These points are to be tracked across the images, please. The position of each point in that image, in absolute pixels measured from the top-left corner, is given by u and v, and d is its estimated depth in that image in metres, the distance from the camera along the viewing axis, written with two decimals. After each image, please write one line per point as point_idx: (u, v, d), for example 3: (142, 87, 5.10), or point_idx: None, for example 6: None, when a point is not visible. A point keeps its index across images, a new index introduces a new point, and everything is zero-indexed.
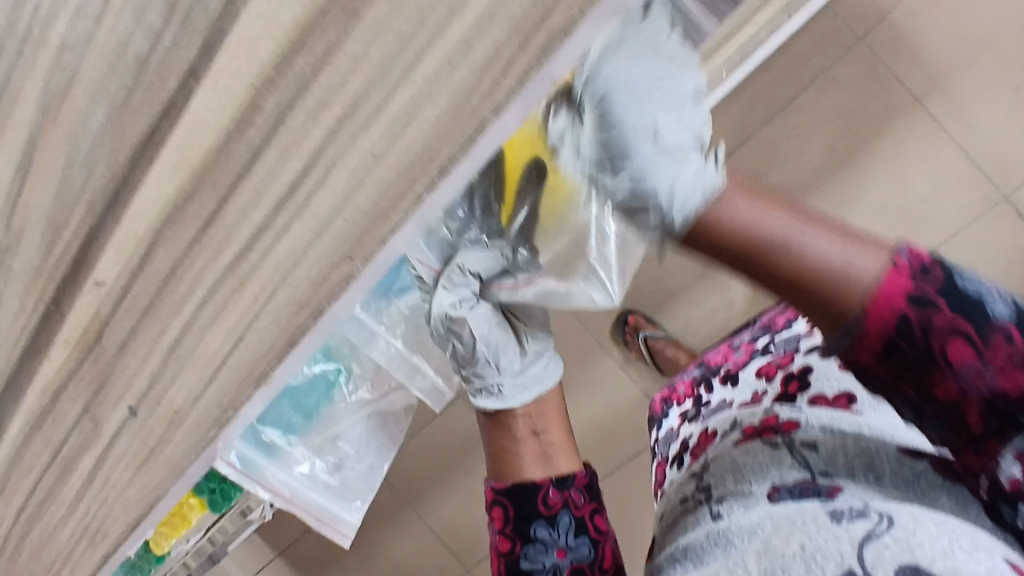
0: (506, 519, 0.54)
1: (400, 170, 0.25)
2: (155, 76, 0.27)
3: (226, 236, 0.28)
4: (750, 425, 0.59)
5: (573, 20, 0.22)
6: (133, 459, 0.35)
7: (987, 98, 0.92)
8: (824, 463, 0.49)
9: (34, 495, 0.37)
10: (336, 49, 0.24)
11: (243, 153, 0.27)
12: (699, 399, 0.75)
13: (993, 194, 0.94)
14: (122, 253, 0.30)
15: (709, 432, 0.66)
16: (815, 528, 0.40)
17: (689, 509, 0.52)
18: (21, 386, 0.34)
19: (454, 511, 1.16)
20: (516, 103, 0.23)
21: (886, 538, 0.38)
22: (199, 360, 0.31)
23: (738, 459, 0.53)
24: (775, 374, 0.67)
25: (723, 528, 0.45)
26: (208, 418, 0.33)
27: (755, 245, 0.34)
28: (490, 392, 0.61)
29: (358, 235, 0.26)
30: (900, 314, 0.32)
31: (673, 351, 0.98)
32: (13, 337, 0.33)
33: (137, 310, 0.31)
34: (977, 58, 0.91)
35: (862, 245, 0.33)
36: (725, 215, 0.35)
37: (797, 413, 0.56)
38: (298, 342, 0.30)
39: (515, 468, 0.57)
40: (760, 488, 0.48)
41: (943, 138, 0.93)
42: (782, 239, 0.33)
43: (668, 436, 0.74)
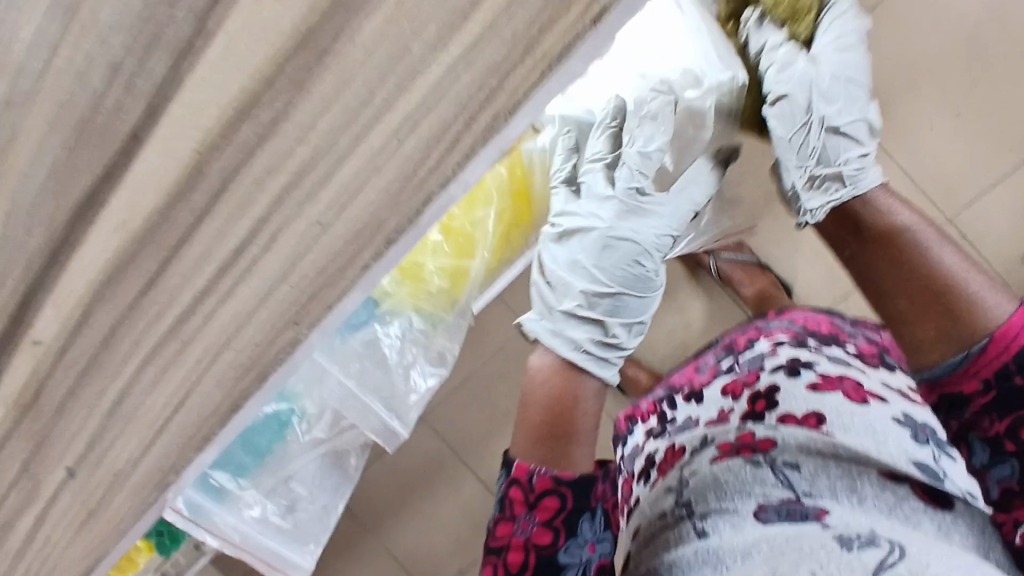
0: (559, 508, 0.54)
1: (348, 239, 0.25)
2: (96, 136, 0.26)
3: (170, 298, 0.28)
4: (726, 442, 0.60)
5: (518, 101, 0.22)
6: (73, 520, 0.34)
7: (930, 123, 0.96)
8: (807, 483, 0.51)
9: None
10: (282, 118, 0.24)
11: (187, 217, 0.26)
12: (664, 416, 0.76)
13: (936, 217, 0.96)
14: (61, 313, 0.29)
15: (677, 449, 0.66)
16: (826, 555, 0.42)
17: (671, 524, 0.53)
18: None
19: (414, 538, 1.13)
20: (465, 173, 0.23)
21: (899, 569, 0.41)
22: (142, 420, 0.31)
23: (719, 476, 0.54)
24: (741, 392, 0.68)
25: (713, 548, 0.46)
26: (152, 478, 0.32)
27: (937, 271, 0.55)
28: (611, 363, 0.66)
29: (305, 300, 0.26)
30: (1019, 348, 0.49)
31: (634, 371, 1.00)
32: None
33: (77, 369, 0.30)
34: (916, 85, 0.95)
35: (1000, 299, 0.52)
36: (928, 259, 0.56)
37: (772, 431, 0.58)
38: (245, 403, 0.29)
39: (567, 450, 0.57)
40: (745, 507, 0.50)
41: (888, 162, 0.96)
42: (953, 281, 0.54)
43: (632, 452, 0.75)
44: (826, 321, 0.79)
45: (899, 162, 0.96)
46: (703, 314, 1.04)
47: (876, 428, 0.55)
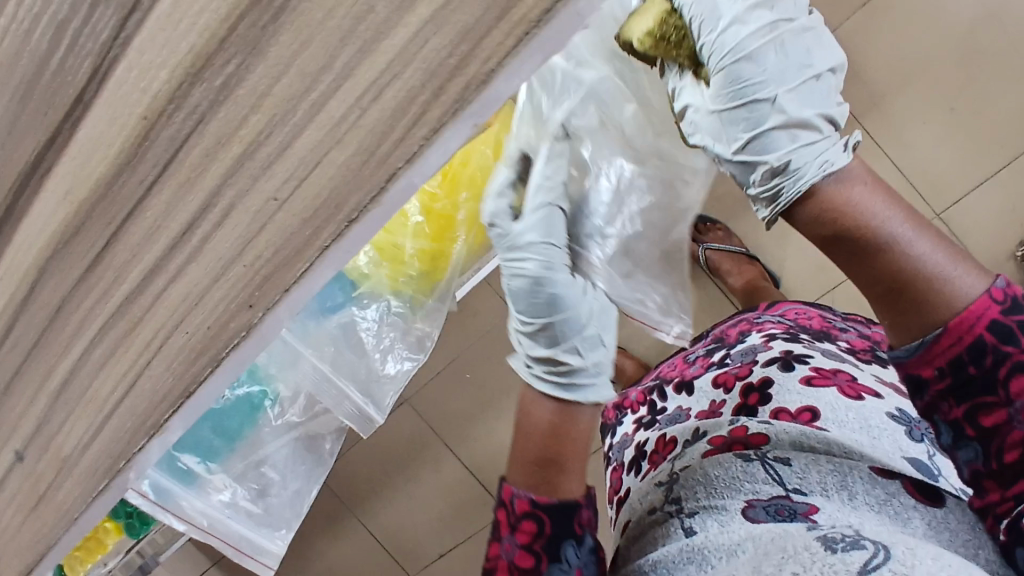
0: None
1: (305, 217, 0.23)
2: (40, 99, 0.25)
3: (116, 276, 0.26)
4: (719, 436, 0.60)
5: (490, 70, 0.20)
6: (22, 505, 0.33)
7: (922, 118, 0.92)
8: (798, 479, 0.50)
9: None
10: (236, 83, 0.22)
11: (134, 188, 0.24)
12: (654, 407, 0.76)
13: (926, 212, 0.94)
14: (4, 288, 0.28)
15: (667, 441, 0.67)
16: (810, 558, 0.39)
17: (660, 521, 0.54)
18: None
19: (393, 519, 1.13)
20: (428, 152, 0.21)
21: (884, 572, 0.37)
22: (89, 405, 0.29)
23: (709, 471, 0.54)
24: (733, 384, 0.67)
25: (698, 546, 0.46)
26: (99, 467, 0.30)
27: (874, 234, 0.39)
28: None
29: (259, 282, 0.24)
30: (978, 336, 0.37)
31: (620, 359, 1.00)
32: None
33: (21, 349, 0.29)
34: (914, 79, 0.91)
35: (966, 269, 0.38)
36: (844, 207, 0.40)
37: (766, 425, 0.57)
38: (195, 392, 0.28)
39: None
40: (733, 504, 0.50)
41: (881, 157, 0.93)
42: (888, 241, 0.38)
43: (622, 441, 0.75)
44: (817, 315, 0.78)
45: (891, 159, 0.93)
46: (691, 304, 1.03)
47: (871, 422, 0.55)
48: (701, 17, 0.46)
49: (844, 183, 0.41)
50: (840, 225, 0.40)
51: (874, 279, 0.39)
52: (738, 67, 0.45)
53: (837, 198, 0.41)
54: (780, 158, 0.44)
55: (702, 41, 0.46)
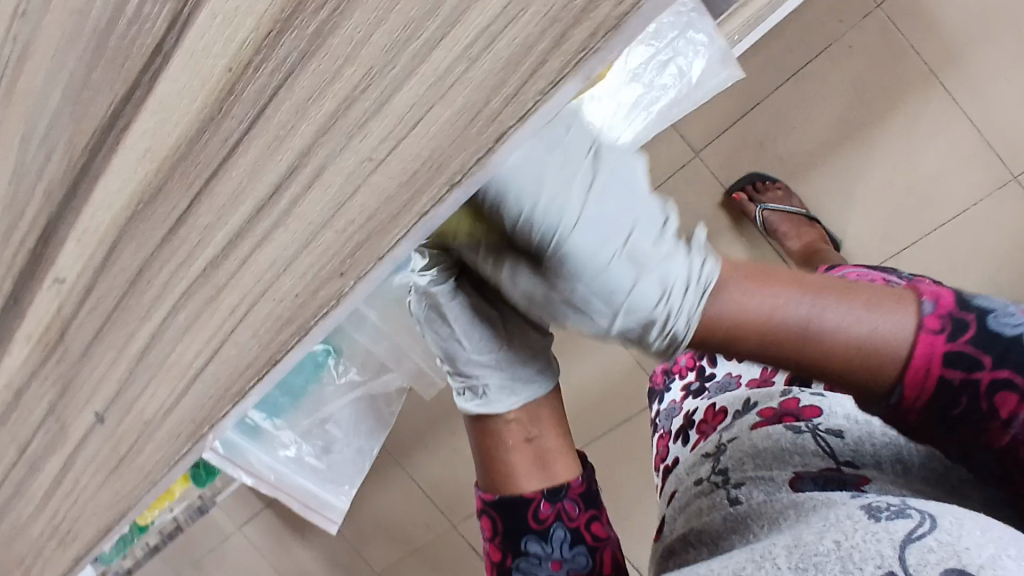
0: (495, 530, 0.51)
1: (403, 180, 0.21)
2: (116, 50, 0.23)
3: (201, 239, 0.25)
4: (768, 409, 0.57)
5: (622, 14, 0.17)
6: (104, 463, 0.33)
7: (1006, 74, 0.83)
8: (851, 452, 0.48)
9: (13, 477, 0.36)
10: (329, 32, 0.20)
11: (218, 147, 0.23)
12: (703, 372, 0.74)
13: (1001, 172, 0.85)
14: (83, 249, 0.27)
15: (718, 410, 0.65)
16: (852, 526, 0.37)
17: (706, 491, 0.52)
18: None
19: (440, 471, 1.14)
20: (545, 107, 0.19)
21: (929, 540, 0.34)
22: (171, 369, 0.28)
23: (757, 443, 0.52)
24: None
25: (743, 515, 0.46)
26: (182, 432, 0.30)
27: (778, 334, 0.30)
28: (475, 393, 0.52)
29: (352, 249, 0.23)
30: (941, 378, 0.31)
31: None
32: None
33: (101, 311, 0.28)
34: (995, 32, 0.82)
35: (883, 310, 0.31)
36: (730, 314, 0.30)
37: (819, 398, 0.54)
38: (281, 359, 0.26)
39: (505, 475, 0.52)
40: (781, 475, 0.48)
41: (957, 113, 0.84)
42: (799, 327, 0.30)
43: (669, 409, 0.74)
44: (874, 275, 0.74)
45: (968, 114, 0.84)
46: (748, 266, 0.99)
47: None
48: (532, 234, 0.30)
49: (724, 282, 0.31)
50: (732, 341, 0.31)
51: (805, 367, 0.31)
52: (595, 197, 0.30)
53: (715, 312, 0.30)
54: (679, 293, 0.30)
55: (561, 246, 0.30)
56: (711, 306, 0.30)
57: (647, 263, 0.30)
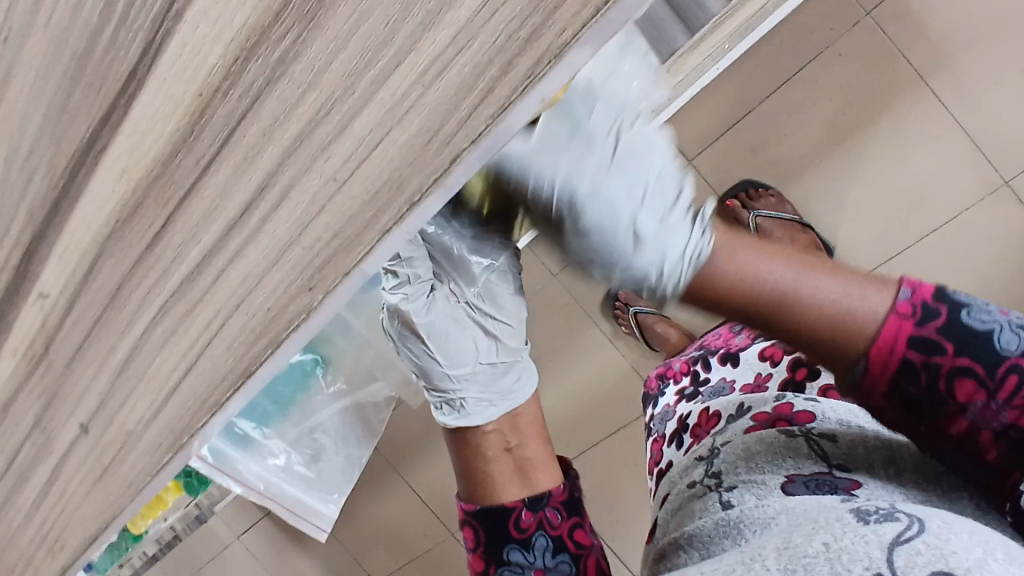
0: (477, 539, 0.52)
1: (366, 199, 0.22)
2: (93, 76, 0.24)
3: (176, 255, 0.26)
4: (762, 412, 0.58)
5: (564, 43, 0.18)
6: (89, 473, 0.34)
7: (995, 78, 0.84)
8: (842, 455, 0.49)
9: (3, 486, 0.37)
10: (292, 58, 0.21)
11: (190, 168, 0.24)
12: (697, 377, 0.76)
13: (993, 178, 0.85)
14: (65, 265, 0.28)
15: (712, 414, 0.66)
16: (842, 529, 0.37)
17: (699, 494, 0.53)
18: None
19: (436, 478, 1.15)
20: (499, 129, 0.20)
21: (917, 543, 0.35)
22: (151, 382, 0.29)
23: (751, 446, 0.54)
24: (781, 358, 0.68)
25: (735, 519, 0.46)
26: (163, 442, 0.30)
27: (764, 299, 0.33)
28: (452, 407, 0.59)
29: (319, 265, 0.23)
30: (902, 357, 0.34)
31: (664, 328, 0.98)
32: None
33: (83, 325, 0.29)
34: (982, 38, 0.83)
35: (865, 287, 0.34)
36: (730, 272, 0.32)
37: (813, 403, 0.56)
38: (256, 372, 0.26)
39: (485, 483, 0.54)
40: (773, 479, 0.49)
41: (946, 117, 0.85)
42: (783, 295, 0.33)
43: (664, 413, 0.75)
44: None
45: (957, 119, 0.85)
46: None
47: None
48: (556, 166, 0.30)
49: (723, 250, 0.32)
50: (721, 297, 0.33)
51: (781, 329, 0.34)
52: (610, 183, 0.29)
53: (710, 269, 0.32)
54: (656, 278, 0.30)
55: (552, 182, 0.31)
56: (704, 263, 0.32)
57: (652, 241, 0.30)
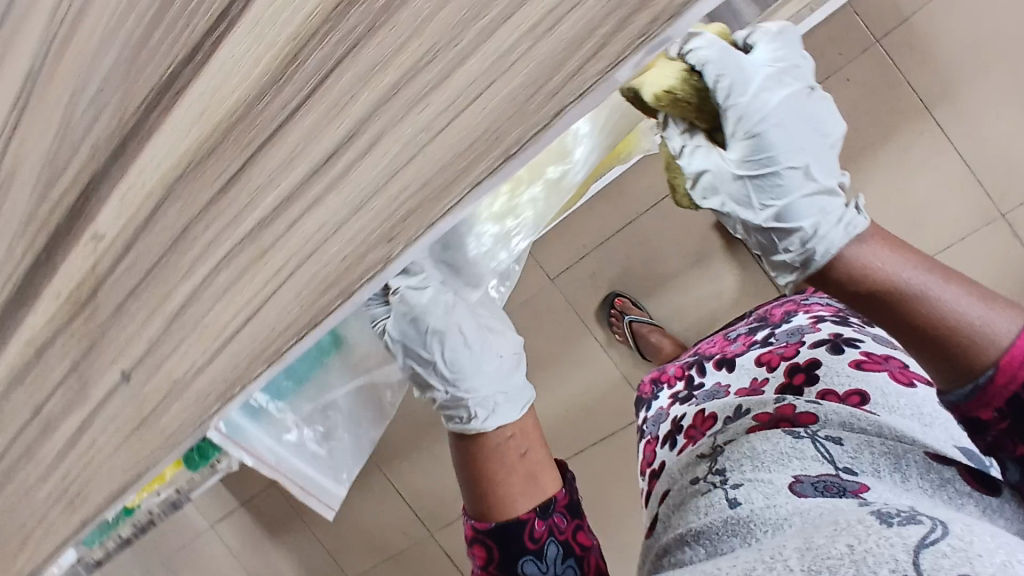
0: (489, 558, 0.50)
1: (459, 151, 0.22)
2: (181, 13, 0.24)
3: (251, 200, 0.26)
4: (764, 413, 0.60)
5: (680, 5, 0.19)
6: (126, 422, 0.33)
7: (996, 111, 0.86)
8: (849, 459, 0.50)
9: (29, 434, 0.36)
10: (397, 6, 0.21)
11: (276, 112, 0.24)
12: (692, 382, 0.76)
13: (990, 210, 0.89)
14: (127, 206, 0.28)
15: (706, 415, 0.67)
16: (864, 530, 0.37)
17: (703, 491, 0.53)
18: (17, 320, 0.33)
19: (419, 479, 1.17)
20: (601, 87, 0.20)
21: (941, 545, 0.35)
22: (206, 329, 0.29)
23: (756, 446, 0.54)
24: (777, 364, 0.68)
25: (744, 518, 0.47)
26: (212, 391, 0.30)
27: (895, 289, 0.39)
28: (478, 410, 0.54)
29: (401, 216, 0.24)
30: None
31: (657, 338, 1.00)
32: (11, 272, 0.32)
33: (140, 269, 0.29)
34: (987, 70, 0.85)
35: (1003, 308, 0.38)
36: (860, 265, 0.41)
37: (815, 405, 0.57)
38: (321, 322, 0.27)
39: (499, 497, 0.50)
40: (780, 479, 0.49)
41: (946, 148, 0.88)
42: (917, 291, 0.39)
43: (657, 416, 0.75)
44: None
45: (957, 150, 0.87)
46: (735, 286, 1.02)
47: (923, 410, 0.55)
48: (729, 77, 0.40)
49: (864, 243, 0.42)
50: (849, 285, 0.41)
51: (903, 328, 0.39)
52: (770, 134, 0.42)
53: (845, 255, 0.41)
54: (810, 232, 0.43)
55: (725, 108, 0.41)
56: (846, 248, 0.42)
57: (802, 205, 0.43)
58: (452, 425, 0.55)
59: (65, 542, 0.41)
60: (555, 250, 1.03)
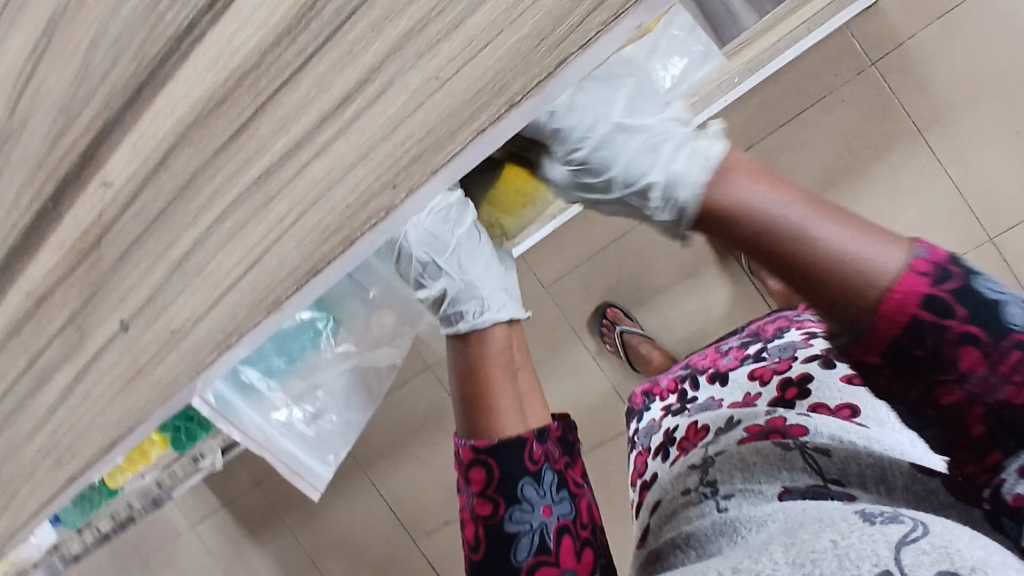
0: (488, 480, 0.47)
1: (465, 98, 0.23)
2: None
3: (259, 147, 0.26)
4: (755, 425, 0.58)
5: None
6: (121, 374, 0.34)
7: (986, 138, 0.88)
8: (837, 470, 0.48)
9: (23, 386, 0.37)
10: None
11: (290, 60, 0.25)
12: (685, 395, 0.77)
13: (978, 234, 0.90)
14: (137, 153, 0.29)
15: (699, 427, 0.67)
16: (847, 527, 0.37)
17: (693, 501, 0.52)
18: (18, 270, 0.34)
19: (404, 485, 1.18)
20: (604, 38, 0.21)
21: (922, 542, 0.35)
22: (208, 278, 0.29)
23: (746, 457, 0.53)
24: (770, 378, 0.68)
25: (731, 519, 0.47)
26: (210, 341, 0.31)
27: (787, 234, 0.35)
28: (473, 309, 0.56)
29: (407, 162, 0.25)
30: (912, 316, 0.34)
31: (647, 349, 1.00)
32: (15, 219, 0.33)
33: (146, 217, 0.30)
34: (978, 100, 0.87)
35: (881, 241, 0.35)
36: (736, 203, 0.35)
37: (805, 418, 0.55)
38: (324, 270, 0.27)
39: (492, 414, 0.49)
40: (770, 489, 0.49)
41: (936, 172, 0.89)
42: (795, 235, 0.35)
43: (648, 427, 0.77)
44: None
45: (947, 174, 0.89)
46: (725, 302, 1.04)
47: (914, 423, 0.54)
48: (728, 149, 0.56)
49: (729, 177, 0.36)
50: (746, 229, 0.35)
51: (801, 275, 0.35)
52: None
53: (719, 196, 0.35)
54: None
55: None
56: (709, 186, 0.36)
57: None
58: (462, 322, 0.55)
59: (50, 499, 0.41)
60: (547, 259, 1.04)
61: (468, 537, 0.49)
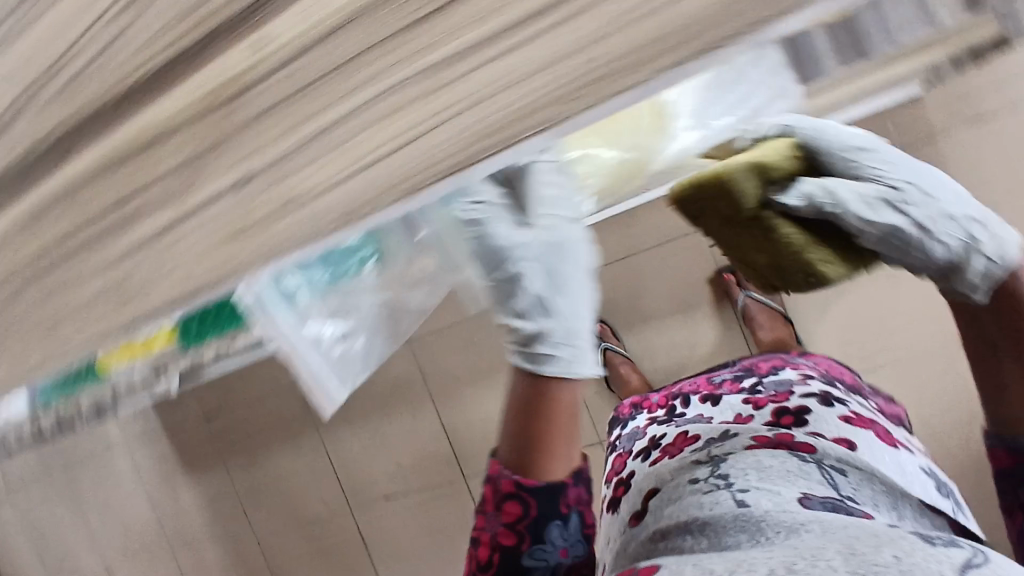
0: (523, 516, 0.62)
1: (659, 35, 0.25)
2: None
3: (441, 38, 0.28)
4: (761, 435, 0.62)
5: None
6: (218, 230, 0.34)
7: None
8: (850, 489, 0.55)
9: (104, 222, 0.36)
10: None
11: None
12: (674, 410, 0.81)
13: None
14: (309, 17, 0.30)
15: (687, 436, 0.70)
16: (911, 546, 0.41)
17: (705, 490, 0.56)
18: (141, 104, 0.34)
19: None
20: None
21: (984, 570, 0.39)
22: (348, 152, 0.30)
23: (762, 460, 0.58)
24: (764, 404, 0.72)
25: (755, 516, 0.50)
26: (329, 213, 0.31)
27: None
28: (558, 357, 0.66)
29: (584, 82, 0.26)
30: None
31: None
32: (153, 53, 0.33)
33: (300, 80, 0.30)
34: None
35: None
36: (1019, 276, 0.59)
37: (812, 438, 0.61)
38: (473, 166, 0.29)
39: (540, 459, 0.63)
40: (789, 492, 0.53)
41: None
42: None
43: (633, 433, 0.80)
44: (845, 373, 0.83)
45: None
46: None
47: (904, 467, 0.61)
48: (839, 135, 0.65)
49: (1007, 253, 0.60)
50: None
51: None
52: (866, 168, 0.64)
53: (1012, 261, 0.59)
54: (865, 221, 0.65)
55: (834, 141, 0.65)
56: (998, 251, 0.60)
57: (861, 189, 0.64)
58: (548, 367, 0.66)
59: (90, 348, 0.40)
60: None
61: (487, 552, 0.63)
